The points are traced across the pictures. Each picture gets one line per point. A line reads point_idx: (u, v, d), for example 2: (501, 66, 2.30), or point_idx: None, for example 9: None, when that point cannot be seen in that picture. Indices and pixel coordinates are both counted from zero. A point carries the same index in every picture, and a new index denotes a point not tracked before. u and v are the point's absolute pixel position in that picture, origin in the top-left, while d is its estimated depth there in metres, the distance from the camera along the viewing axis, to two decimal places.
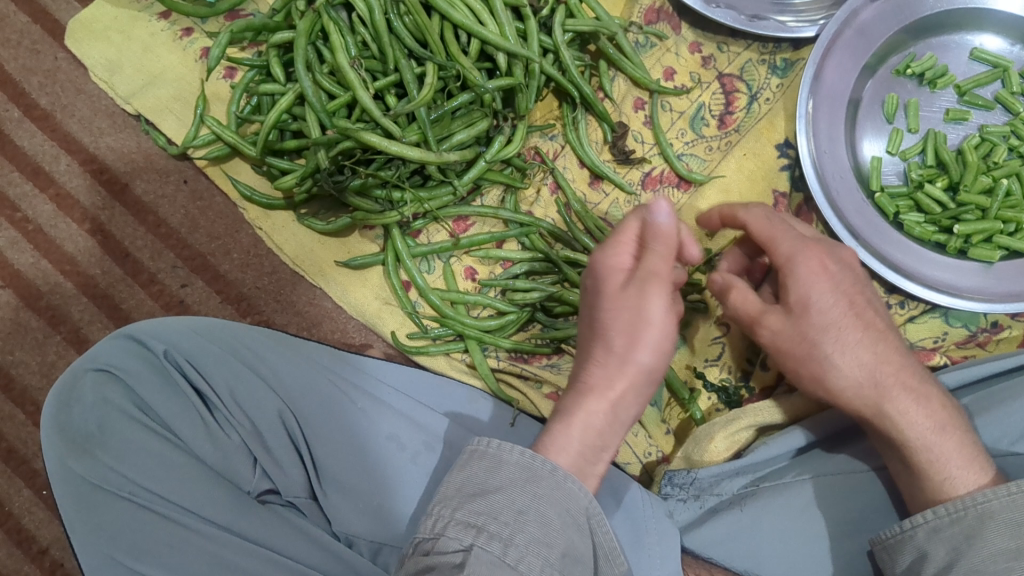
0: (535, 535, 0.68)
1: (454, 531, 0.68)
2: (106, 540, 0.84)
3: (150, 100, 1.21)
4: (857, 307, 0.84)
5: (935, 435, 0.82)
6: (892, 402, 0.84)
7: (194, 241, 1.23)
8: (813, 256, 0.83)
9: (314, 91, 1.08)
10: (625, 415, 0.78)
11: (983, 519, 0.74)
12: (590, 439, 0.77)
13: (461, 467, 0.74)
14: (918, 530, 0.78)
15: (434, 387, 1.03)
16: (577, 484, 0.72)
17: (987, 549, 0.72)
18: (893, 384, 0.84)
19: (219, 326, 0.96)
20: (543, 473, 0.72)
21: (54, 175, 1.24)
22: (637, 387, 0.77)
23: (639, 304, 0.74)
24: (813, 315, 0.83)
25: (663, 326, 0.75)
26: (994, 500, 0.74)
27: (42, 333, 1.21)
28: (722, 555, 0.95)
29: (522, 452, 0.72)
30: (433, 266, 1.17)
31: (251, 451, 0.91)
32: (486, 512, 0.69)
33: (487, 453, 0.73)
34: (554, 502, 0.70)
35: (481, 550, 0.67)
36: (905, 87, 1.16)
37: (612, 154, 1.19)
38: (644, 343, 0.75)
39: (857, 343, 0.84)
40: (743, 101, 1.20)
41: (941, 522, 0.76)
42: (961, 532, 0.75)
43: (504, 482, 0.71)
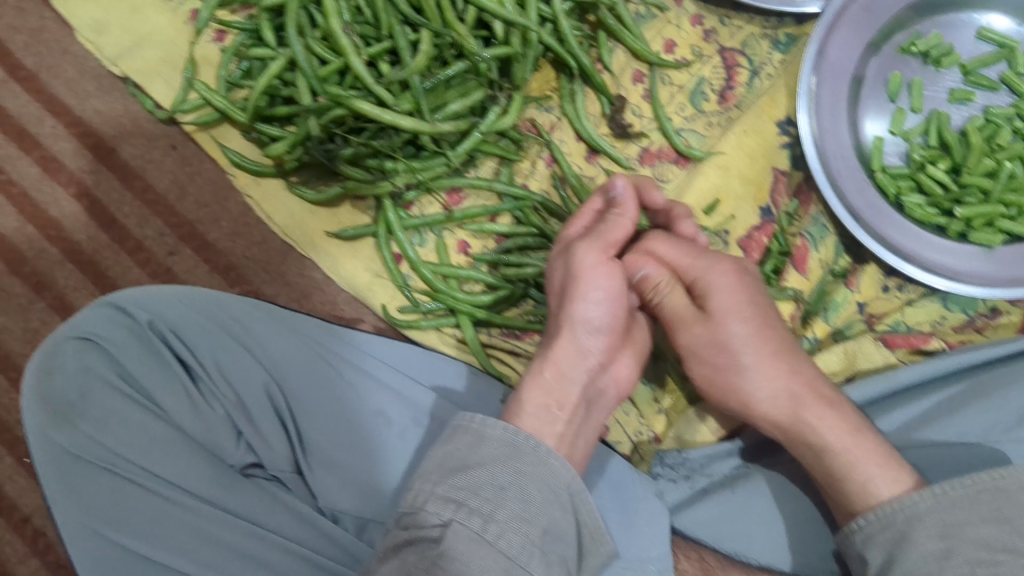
0: (516, 512, 0.67)
1: (434, 506, 0.67)
2: (84, 511, 0.82)
3: (139, 63, 1.19)
4: (770, 320, 0.86)
5: (852, 437, 0.84)
6: (810, 411, 0.85)
7: (182, 208, 1.21)
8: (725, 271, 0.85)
9: (305, 56, 1.06)
10: (575, 373, 0.79)
11: (911, 523, 0.74)
12: (541, 397, 0.77)
13: (443, 442, 0.72)
14: (856, 536, 0.79)
15: (423, 362, 1.01)
16: (560, 461, 0.71)
17: (919, 550, 0.72)
18: (809, 397, 0.86)
19: (204, 295, 0.94)
20: (526, 449, 0.71)
21: (39, 137, 1.21)
22: (578, 341, 0.80)
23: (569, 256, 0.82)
24: (723, 331, 0.85)
25: (590, 274, 0.80)
26: (919, 503, 0.75)
27: (27, 299, 1.19)
28: (712, 536, 0.94)
29: (505, 429, 0.71)
30: (425, 239, 1.15)
31: (235, 424, 0.89)
32: (467, 488, 0.67)
33: (470, 428, 0.72)
34: (536, 478, 0.69)
35: (460, 525, 0.65)
36: (910, 65, 1.14)
37: (610, 128, 1.16)
38: (575, 294, 0.80)
39: (769, 361, 0.86)
40: (744, 76, 1.17)
41: (874, 528, 0.77)
42: (892, 536, 0.75)
43: (485, 458, 0.69)
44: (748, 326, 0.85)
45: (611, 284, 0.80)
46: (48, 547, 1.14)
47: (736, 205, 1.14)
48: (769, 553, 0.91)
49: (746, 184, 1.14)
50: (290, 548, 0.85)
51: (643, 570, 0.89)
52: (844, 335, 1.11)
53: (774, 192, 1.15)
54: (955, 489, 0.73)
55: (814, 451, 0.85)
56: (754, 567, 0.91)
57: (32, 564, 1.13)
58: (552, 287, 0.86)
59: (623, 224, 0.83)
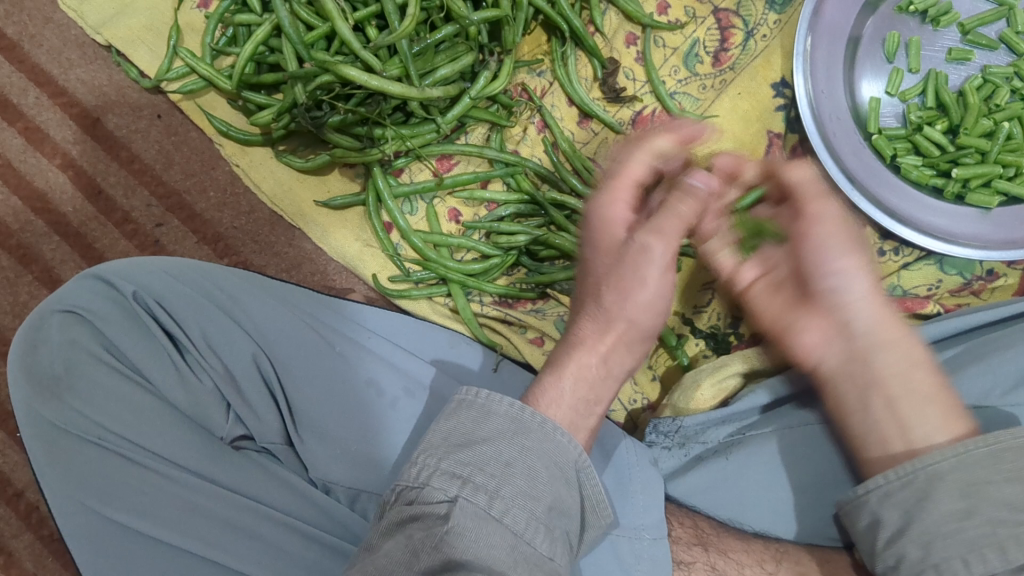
0: (522, 488, 0.66)
1: (438, 480, 0.66)
2: (74, 485, 0.82)
3: (122, 31, 1.16)
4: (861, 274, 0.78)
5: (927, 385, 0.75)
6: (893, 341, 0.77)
7: (169, 177, 1.19)
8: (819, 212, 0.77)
9: (291, 21, 1.03)
10: (618, 371, 0.81)
11: (932, 482, 0.68)
12: (583, 391, 0.78)
13: (447, 416, 0.71)
14: (870, 496, 0.73)
15: (415, 331, 1.00)
16: (566, 436, 0.70)
17: (938, 511, 0.67)
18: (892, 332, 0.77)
19: (191, 266, 0.92)
20: (533, 425, 0.69)
21: (23, 108, 1.19)
22: (625, 342, 0.80)
23: (626, 248, 0.77)
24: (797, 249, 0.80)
25: (641, 265, 0.76)
26: (942, 461, 0.68)
27: (14, 273, 1.17)
28: (705, 503, 0.94)
29: (511, 405, 0.70)
30: (415, 207, 1.14)
31: (224, 396, 0.88)
32: (472, 463, 0.67)
33: (475, 403, 0.70)
34: (543, 455, 0.68)
35: (466, 502, 0.65)
36: (907, 24, 1.11)
37: (602, 92, 1.14)
38: (638, 299, 0.77)
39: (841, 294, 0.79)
40: (739, 37, 1.15)
41: (892, 486, 0.71)
42: (912, 496, 0.69)
43: (491, 433, 0.68)
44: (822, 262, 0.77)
45: (670, 288, 0.79)
46: (41, 521, 1.13)
47: None
48: (763, 519, 0.92)
49: (739, 147, 1.14)
50: (281, 520, 0.84)
51: (638, 538, 0.89)
52: None
53: (769, 154, 1.13)
54: (978, 447, 0.68)
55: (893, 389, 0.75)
56: (748, 533, 0.93)
57: (26, 537, 1.12)
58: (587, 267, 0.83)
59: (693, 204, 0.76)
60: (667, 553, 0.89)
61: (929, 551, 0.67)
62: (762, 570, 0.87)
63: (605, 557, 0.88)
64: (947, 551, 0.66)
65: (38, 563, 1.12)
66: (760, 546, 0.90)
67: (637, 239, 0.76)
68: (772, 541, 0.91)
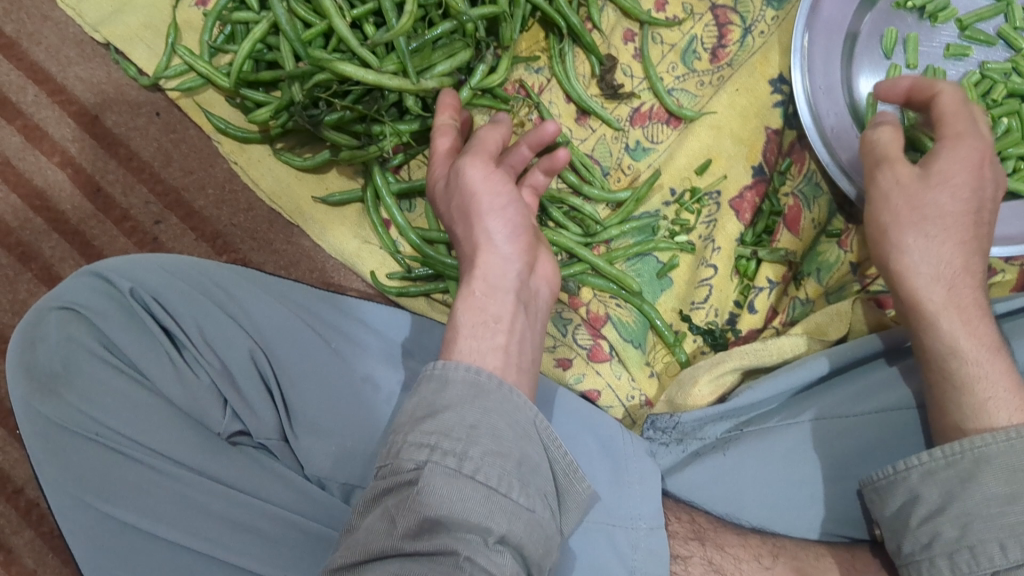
0: (490, 447, 0.66)
1: (409, 450, 0.66)
2: (72, 481, 0.83)
3: (120, 28, 1.17)
4: (979, 211, 0.87)
5: (987, 352, 0.82)
6: (962, 306, 0.84)
7: (167, 175, 1.19)
8: (970, 147, 0.87)
9: (289, 19, 1.03)
10: (504, 283, 0.80)
11: (979, 463, 0.75)
12: (474, 316, 0.78)
13: (411, 393, 0.71)
14: (911, 473, 0.79)
15: (410, 326, 0.99)
16: (522, 398, 0.71)
17: (981, 492, 0.74)
18: (965, 291, 0.84)
19: (189, 263, 0.92)
20: (490, 387, 0.70)
21: (22, 106, 1.19)
22: (497, 251, 0.81)
23: (457, 184, 0.84)
24: (929, 195, 0.87)
25: (487, 189, 0.82)
26: (991, 445, 0.75)
27: (13, 270, 1.17)
28: (704, 498, 0.93)
29: (467, 370, 0.70)
30: (414, 205, 1.14)
31: (221, 392, 0.88)
32: (438, 430, 0.66)
33: (434, 375, 0.71)
34: (504, 414, 0.69)
35: (436, 464, 0.65)
36: (905, 20, 1.11)
37: (600, 88, 1.14)
38: (479, 211, 0.82)
39: (950, 243, 0.86)
40: (737, 34, 1.15)
41: (936, 464, 0.77)
42: (956, 475, 0.76)
43: (452, 400, 0.68)
44: (958, 204, 0.86)
45: (507, 187, 0.83)
46: (42, 518, 1.13)
47: (728, 164, 1.12)
48: (761, 514, 0.92)
49: (738, 144, 1.13)
50: (278, 514, 0.85)
51: (635, 528, 0.89)
52: (837, 296, 1.11)
53: (767, 151, 1.13)
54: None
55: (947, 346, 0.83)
56: (746, 528, 0.92)
57: (26, 534, 1.12)
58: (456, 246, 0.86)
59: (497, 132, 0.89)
60: (664, 542, 0.89)
61: (965, 532, 0.74)
62: (759, 565, 0.88)
63: (603, 552, 0.88)
64: (984, 533, 0.73)
65: (38, 559, 1.12)
66: (757, 541, 0.90)
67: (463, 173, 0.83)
68: (769, 536, 0.91)
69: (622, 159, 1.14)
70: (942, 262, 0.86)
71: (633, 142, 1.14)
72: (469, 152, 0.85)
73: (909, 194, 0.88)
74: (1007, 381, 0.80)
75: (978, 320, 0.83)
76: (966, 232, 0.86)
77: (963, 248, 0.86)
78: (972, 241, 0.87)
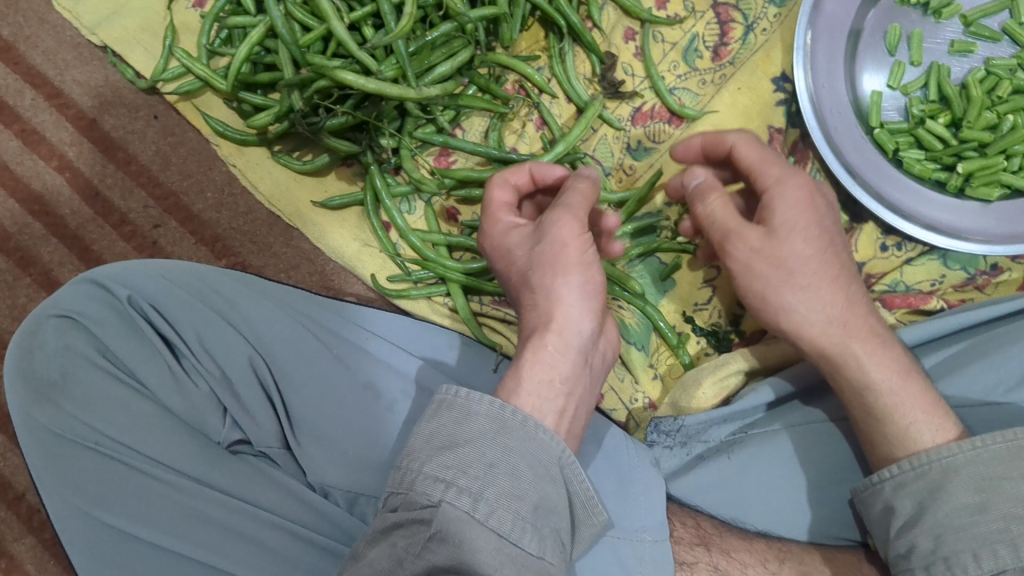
0: (506, 488, 0.65)
1: (424, 485, 0.65)
2: (71, 491, 0.82)
3: (117, 31, 1.16)
4: (835, 245, 0.80)
5: (899, 378, 0.81)
6: (858, 342, 0.81)
7: (166, 178, 1.18)
8: (800, 187, 0.79)
9: (285, 23, 1.02)
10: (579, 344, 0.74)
11: (948, 474, 0.74)
12: (543, 372, 0.73)
13: (429, 417, 0.70)
14: (886, 484, 0.77)
15: (413, 331, 1.01)
16: (548, 434, 0.68)
17: (951, 503, 0.72)
18: (858, 326, 0.81)
19: (187, 270, 0.92)
20: (514, 424, 0.68)
21: (19, 109, 1.19)
22: (572, 307, 0.74)
23: (544, 233, 0.76)
24: (786, 248, 0.78)
25: (577, 245, 0.74)
26: (958, 454, 0.74)
27: (12, 276, 1.16)
28: (708, 502, 0.93)
29: (491, 403, 0.68)
30: (414, 206, 1.13)
31: (220, 400, 0.87)
32: (455, 466, 0.65)
33: (455, 402, 0.69)
34: (525, 453, 0.67)
35: (450, 506, 0.64)
36: (909, 17, 1.10)
37: (600, 87, 1.13)
38: (562, 266, 0.73)
39: (827, 284, 0.79)
40: (739, 31, 1.13)
41: (906, 477, 0.76)
42: (926, 487, 0.74)
43: (473, 435, 0.67)
44: (811, 246, 0.78)
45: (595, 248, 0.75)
46: (43, 524, 1.12)
47: None
48: (764, 518, 0.91)
49: None
50: (278, 524, 0.84)
51: (639, 540, 0.88)
52: None
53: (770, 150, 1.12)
54: (997, 443, 0.73)
55: (856, 390, 0.82)
56: (751, 532, 0.92)
57: (27, 541, 1.12)
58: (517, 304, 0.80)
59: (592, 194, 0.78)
60: (668, 555, 0.88)
61: (939, 544, 0.71)
62: (765, 570, 0.87)
63: (606, 560, 0.88)
64: (957, 544, 0.71)
65: (40, 566, 1.12)
66: (763, 546, 0.89)
67: (554, 222, 0.75)
68: (775, 541, 0.90)
69: (624, 159, 1.13)
70: (822, 314, 0.80)
71: (634, 142, 1.13)
72: (563, 203, 0.76)
73: (762, 253, 0.79)
74: (925, 405, 0.79)
75: (876, 349, 0.81)
76: (838, 266, 0.80)
77: (836, 286, 0.80)
78: (842, 273, 0.80)
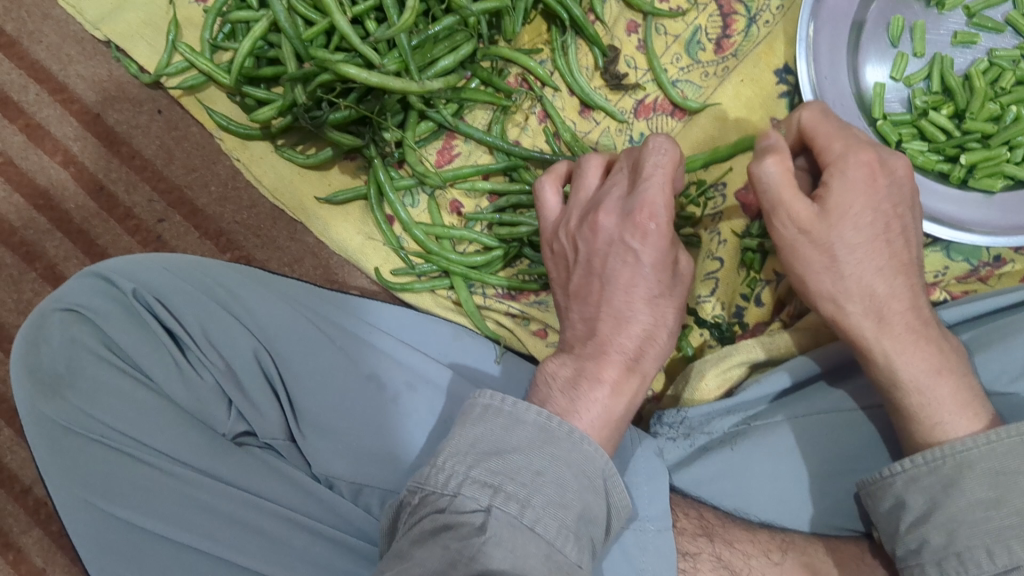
0: (552, 498, 0.65)
1: (470, 489, 0.65)
2: (78, 483, 0.83)
3: (120, 26, 1.16)
4: (892, 233, 0.76)
5: (931, 378, 0.77)
6: (890, 338, 0.77)
7: (170, 173, 1.19)
8: (862, 163, 0.75)
9: (288, 18, 1.03)
10: (649, 368, 0.76)
11: (961, 469, 0.71)
12: (614, 396, 0.74)
13: (472, 421, 0.70)
14: (896, 479, 0.75)
15: (418, 325, 1.01)
16: (594, 446, 0.69)
17: (965, 498, 0.70)
18: (895, 318, 0.77)
19: (193, 264, 0.92)
20: (561, 435, 0.69)
21: (23, 104, 1.19)
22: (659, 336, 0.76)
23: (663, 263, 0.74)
24: (835, 237, 0.75)
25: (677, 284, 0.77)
26: (973, 449, 0.71)
27: (18, 270, 1.17)
28: (713, 493, 0.93)
29: (539, 413, 0.69)
30: (417, 200, 1.13)
31: (225, 391, 0.88)
32: (503, 472, 0.66)
33: (503, 411, 0.69)
34: (571, 463, 0.67)
35: (499, 511, 0.64)
36: (912, 9, 1.10)
37: (604, 80, 1.13)
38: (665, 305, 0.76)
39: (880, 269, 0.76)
40: (741, 24, 1.13)
41: (920, 471, 0.73)
42: (938, 482, 0.72)
43: (521, 443, 0.67)
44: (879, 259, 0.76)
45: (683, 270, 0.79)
46: (50, 517, 1.13)
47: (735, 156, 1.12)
48: (769, 508, 0.91)
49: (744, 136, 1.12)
50: (285, 516, 0.85)
51: (643, 530, 0.88)
52: None
53: None
54: (1012, 436, 0.70)
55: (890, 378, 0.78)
56: (755, 522, 0.92)
57: (34, 533, 1.13)
58: (615, 277, 0.75)
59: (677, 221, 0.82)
60: (672, 544, 0.88)
61: (953, 539, 0.70)
62: (769, 561, 0.87)
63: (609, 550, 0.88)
64: (971, 540, 0.69)
65: (47, 559, 1.12)
66: (767, 537, 0.89)
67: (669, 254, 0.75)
68: (778, 531, 0.90)
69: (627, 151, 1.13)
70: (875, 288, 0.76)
71: (638, 134, 1.13)
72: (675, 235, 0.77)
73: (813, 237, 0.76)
74: (954, 402, 0.76)
75: (909, 346, 0.77)
76: (900, 255, 0.77)
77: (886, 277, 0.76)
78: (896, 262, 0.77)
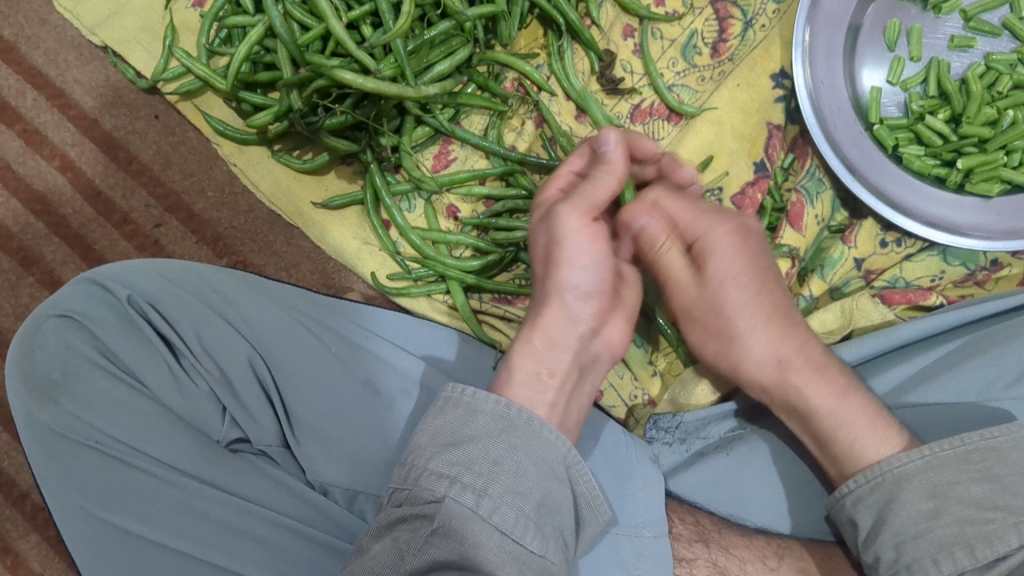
0: (510, 486, 0.66)
1: (428, 481, 0.66)
2: (74, 490, 0.83)
3: (117, 31, 1.16)
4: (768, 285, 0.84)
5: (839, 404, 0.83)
6: (796, 373, 0.84)
7: (167, 178, 1.19)
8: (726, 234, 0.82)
9: (284, 23, 1.01)
10: (567, 340, 0.77)
11: (900, 483, 0.76)
12: (531, 365, 0.75)
13: (434, 414, 0.71)
14: (846, 499, 0.80)
15: (414, 329, 1.00)
16: (554, 434, 0.70)
17: (906, 511, 0.75)
18: (796, 358, 0.85)
19: (187, 270, 0.92)
20: (520, 423, 0.69)
21: (21, 110, 1.19)
22: (568, 307, 0.77)
23: (552, 222, 0.77)
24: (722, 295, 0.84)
25: (580, 239, 0.76)
26: (909, 464, 0.76)
27: (15, 275, 1.17)
28: (708, 499, 0.94)
29: (497, 402, 0.70)
30: (414, 204, 1.13)
31: (220, 400, 0.87)
32: (460, 462, 0.67)
33: (462, 401, 0.70)
34: (531, 452, 0.68)
35: (453, 502, 0.65)
36: (908, 12, 1.09)
37: (600, 84, 1.13)
38: (561, 259, 0.77)
39: (762, 326, 0.85)
40: (738, 27, 1.13)
41: (863, 490, 0.78)
42: (881, 498, 0.77)
43: (478, 432, 0.68)
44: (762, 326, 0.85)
45: (595, 245, 0.77)
46: (47, 522, 1.13)
47: (730, 161, 1.11)
48: (765, 512, 0.92)
49: (740, 140, 1.11)
50: (280, 522, 0.85)
51: (638, 536, 0.88)
52: (840, 292, 1.10)
53: (769, 147, 1.12)
54: (945, 449, 0.75)
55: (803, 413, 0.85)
56: (750, 528, 0.92)
57: (32, 538, 1.13)
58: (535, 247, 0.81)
59: (610, 182, 0.77)
60: (667, 550, 0.88)
61: (900, 552, 0.74)
62: (763, 566, 0.87)
63: (605, 558, 0.87)
64: (917, 551, 0.73)
65: (44, 563, 1.13)
66: (762, 542, 0.89)
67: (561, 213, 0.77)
68: (774, 537, 0.90)
69: None
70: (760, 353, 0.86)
71: None
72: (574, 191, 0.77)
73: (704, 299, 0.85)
74: (863, 420, 0.82)
75: (814, 375, 0.84)
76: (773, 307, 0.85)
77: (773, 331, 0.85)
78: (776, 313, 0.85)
